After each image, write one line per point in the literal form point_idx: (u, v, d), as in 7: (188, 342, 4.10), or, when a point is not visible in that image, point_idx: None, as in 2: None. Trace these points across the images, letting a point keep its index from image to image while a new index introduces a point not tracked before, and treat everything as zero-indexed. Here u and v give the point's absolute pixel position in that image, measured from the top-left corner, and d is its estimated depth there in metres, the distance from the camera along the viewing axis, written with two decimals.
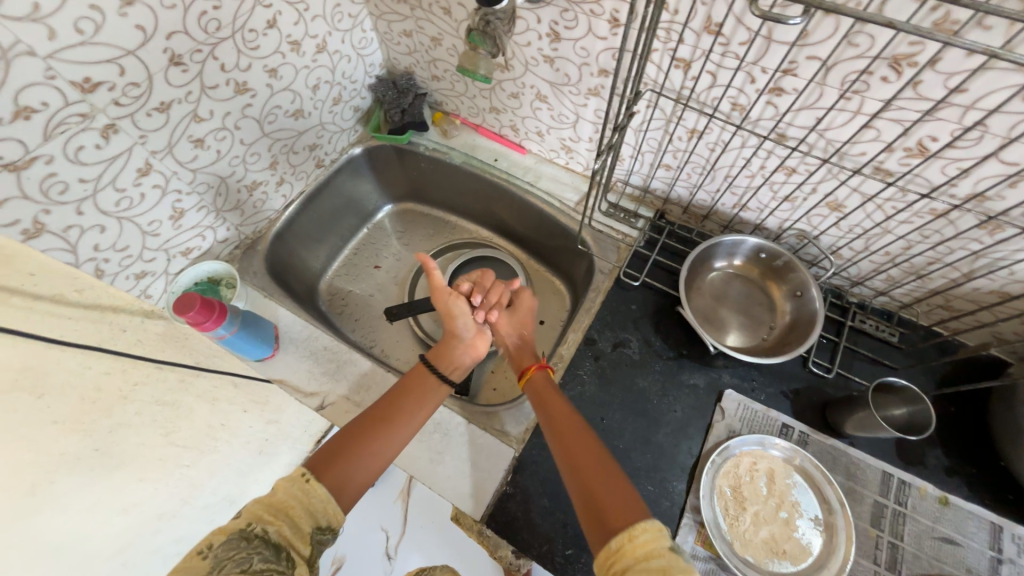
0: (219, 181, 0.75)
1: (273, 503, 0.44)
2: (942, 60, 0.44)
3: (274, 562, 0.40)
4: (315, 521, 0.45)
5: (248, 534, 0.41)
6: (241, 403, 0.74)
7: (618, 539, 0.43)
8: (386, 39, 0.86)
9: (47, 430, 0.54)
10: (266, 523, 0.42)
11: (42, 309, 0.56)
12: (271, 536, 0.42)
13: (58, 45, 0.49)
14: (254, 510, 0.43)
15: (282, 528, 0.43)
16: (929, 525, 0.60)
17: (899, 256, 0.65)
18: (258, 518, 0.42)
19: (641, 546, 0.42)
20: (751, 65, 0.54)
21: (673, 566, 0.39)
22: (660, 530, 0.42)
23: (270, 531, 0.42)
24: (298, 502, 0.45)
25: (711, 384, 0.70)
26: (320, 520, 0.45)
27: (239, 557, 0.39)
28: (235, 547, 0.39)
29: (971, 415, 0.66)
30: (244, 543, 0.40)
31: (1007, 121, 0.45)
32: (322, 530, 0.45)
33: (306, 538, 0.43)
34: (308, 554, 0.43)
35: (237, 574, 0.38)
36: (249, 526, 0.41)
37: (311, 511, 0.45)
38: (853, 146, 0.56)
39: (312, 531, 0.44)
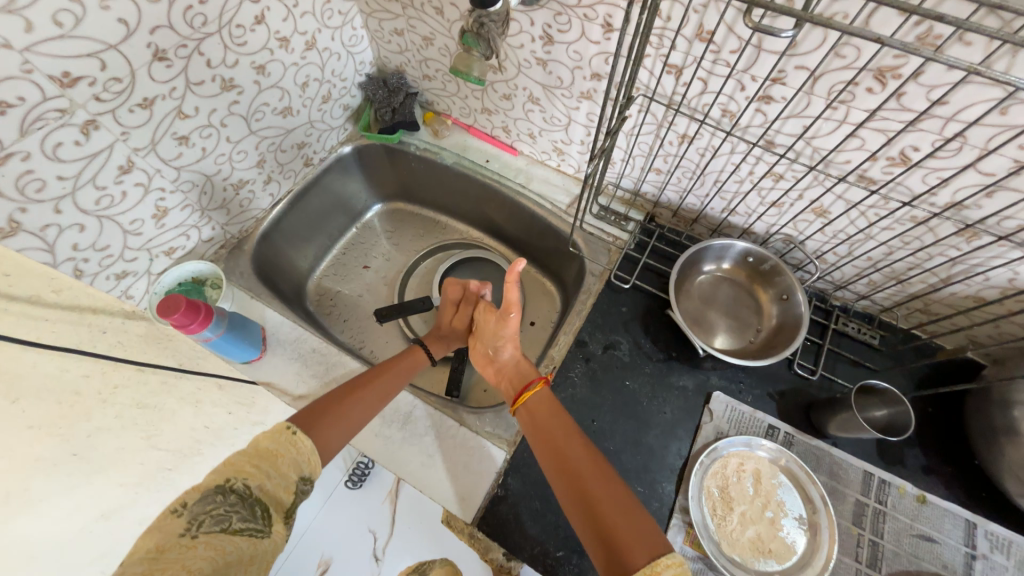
0: (204, 179, 0.73)
1: (257, 454, 0.42)
2: (924, 73, 0.45)
3: (252, 521, 0.38)
4: (299, 470, 0.43)
5: (227, 489, 0.38)
6: (225, 405, 0.67)
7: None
8: (377, 37, 0.85)
9: (27, 438, 0.49)
10: (246, 478, 0.39)
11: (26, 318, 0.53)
12: (252, 491, 0.39)
13: (36, 38, 0.47)
14: (237, 463, 0.40)
15: (264, 481, 0.40)
16: (908, 522, 0.62)
17: (881, 261, 0.67)
18: (237, 472, 0.39)
19: None
20: (741, 73, 0.55)
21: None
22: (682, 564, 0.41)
23: (251, 485, 0.39)
24: (285, 451, 0.43)
25: (699, 386, 0.71)
26: (303, 471, 0.44)
27: (218, 514, 0.36)
28: (212, 502, 0.37)
29: (947, 416, 0.69)
30: (222, 498, 0.37)
31: (985, 133, 0.47)
32: (305, 480, 0.44)
33: (289, 489, 0.42)
34: (289, 503, 0.41)
35: (216, 532, 0.36)
36: (228, 481, 0.39)
37: (295, 461, 0.43)
38: (839, 154, 0.57)
39: (295, 482, 0.42)
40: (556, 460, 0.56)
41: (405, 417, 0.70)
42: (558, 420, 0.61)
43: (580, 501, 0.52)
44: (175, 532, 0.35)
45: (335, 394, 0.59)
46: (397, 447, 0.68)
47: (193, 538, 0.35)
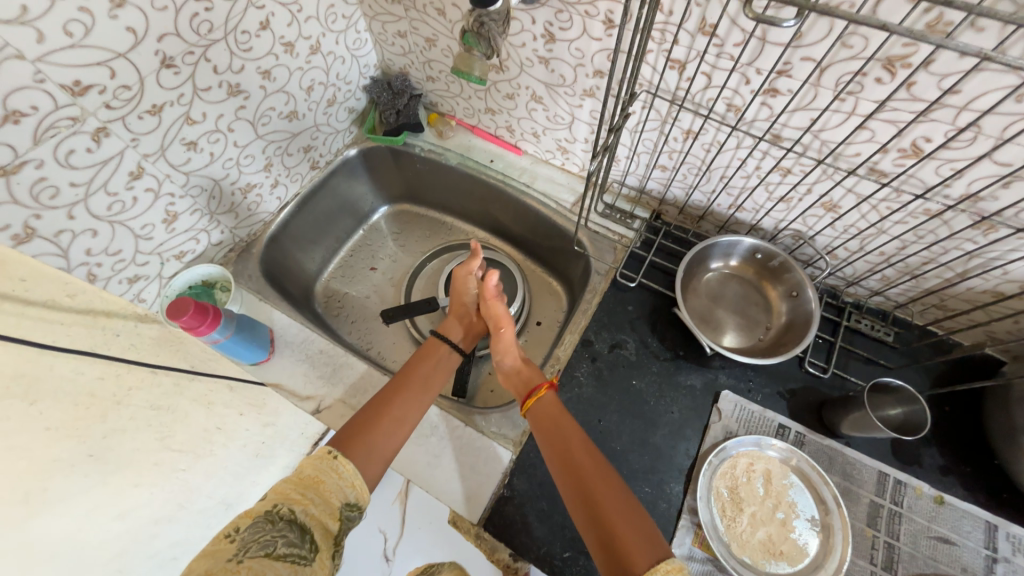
0: (213, 184, 0.74)
1: (302, 482, 0.45)
2: (936, 61, 0.44)
3: (297, 546, 0.39)
4: (343, 496, 0.46)
5: (274, 517, 0.41)
6: (238, 407, 0.70)
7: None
8: (381, 39, 0.85)
9: (42, 439, 0.48)
10: (292, 504, 0.42)
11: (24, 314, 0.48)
12: (298, 516, 0.42)
13: (48, 48, 0.48)
14: (281, 491, 0.43)
15: (310, 506, 0.43)
16: (924, 524, 0.61)
17: (894, 256, 0.66)
18: (283, 499, 0.43)
19: None
20: (745, 66, 0.54)
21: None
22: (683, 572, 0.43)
23: (297, 511, 0.42)
24: (327, 477, 0.46)
25: (708, 384, 0.70)
26: (349, 496, 0.47)
27: (265, 539, 0.38)
28: (261, 530, 0.39)
29: (965, 415, 0.67)
30: (270, 525, 0.40)
31: (1000, 121, 0.45)
32: (350, 506, 0.47)
33: (334, 515, 0.44)
34: (335, 529, 0.43)
35: (261, 556, 0.37)
36: (275, 507, 0.41)
37: (340, 487, 0.47)
38: (847, 147, 0.56)
39: (339, 507, 0.45)
40: (561, 458, 0.57)
41: None
42: (568, 420, 0.61)
43: (585, 500, 0.53)
44: (224, 558, 0.36)
45: (353, 424, 0.59)
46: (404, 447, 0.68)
47: (238, 562, 0.36)
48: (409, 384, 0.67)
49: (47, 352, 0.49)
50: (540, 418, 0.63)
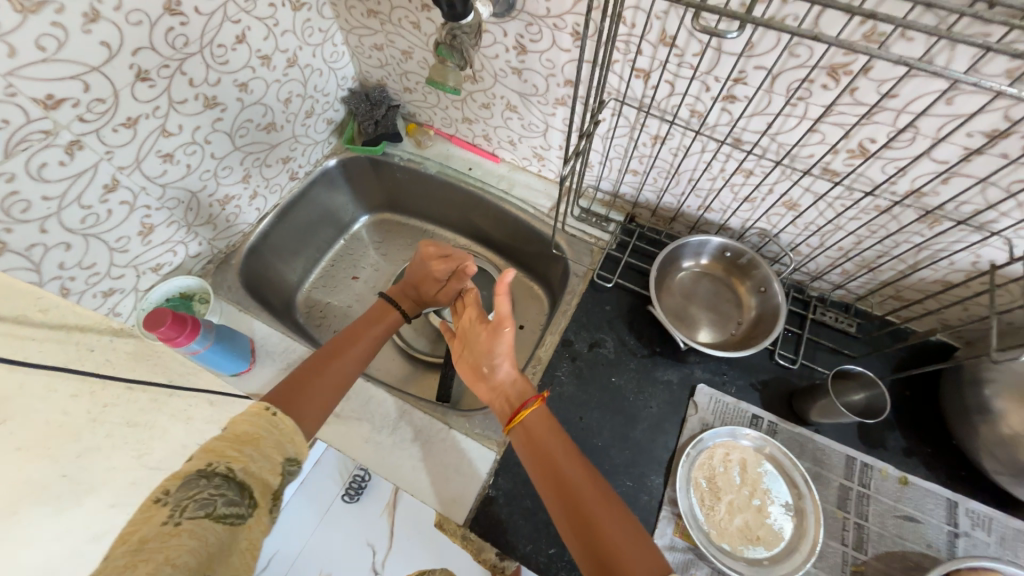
0: (190, 196, 0.74)
1: (238, 439, 0.42)
2: (873, 68, 0.47)
3: (238, 504, 0.38)
4: (283, 451, 0.44)
5: (210, 473, 0.38)
6: (220, 421, 0.66)
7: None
8: (358, 52, 0.87)
9: (15, 459, 0.50)
10: (229, 461, 0.40)
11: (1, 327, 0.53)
12: (236, 473, 0.40)
13: (19, 63, 0.49)
14: (216, 447, 0.40)
15: (248, 464, 0.41)
16: (891, 504, 0.64)
17: (851, 250, 0.69)
18: (219, 457, 0.40)
19: None
20: (704, 74, 0.57)
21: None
22: None
23: (234, 469, 0.40)
24: (266, 434, 0.43)
25: (684, 379, 0.73)
26: (288, 452, 0.44)
27: (201, 498, 0.37)
28: (194, 487, 0.37)
29: (924, 399, 0.71)
30: (205, 481, 0.38)
31: (935, 122, 0.49)
32: (291, 461, 0.44)
33: (276, 471, 0.42)
34: (276, 484, 0.42)
35: (200, 517, 0.36)
36: (211, 464, 0.39)
37: (279, 441, 0.44)
38: (802, 149, 0.59)
39: (281, 462, 0.43)
40: (549, 474, 0.55)
41: (394, 422, 0.71)
42: (555, 431, 0.59)
43: (576, 515, 0.52)
44: (159, 521, 0.35)
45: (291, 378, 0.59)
46: (390, 452, 0.69)
47: (176, 525, 0.35)
48: (346, 346, 0.66)
49: (48, 373, 0.54)
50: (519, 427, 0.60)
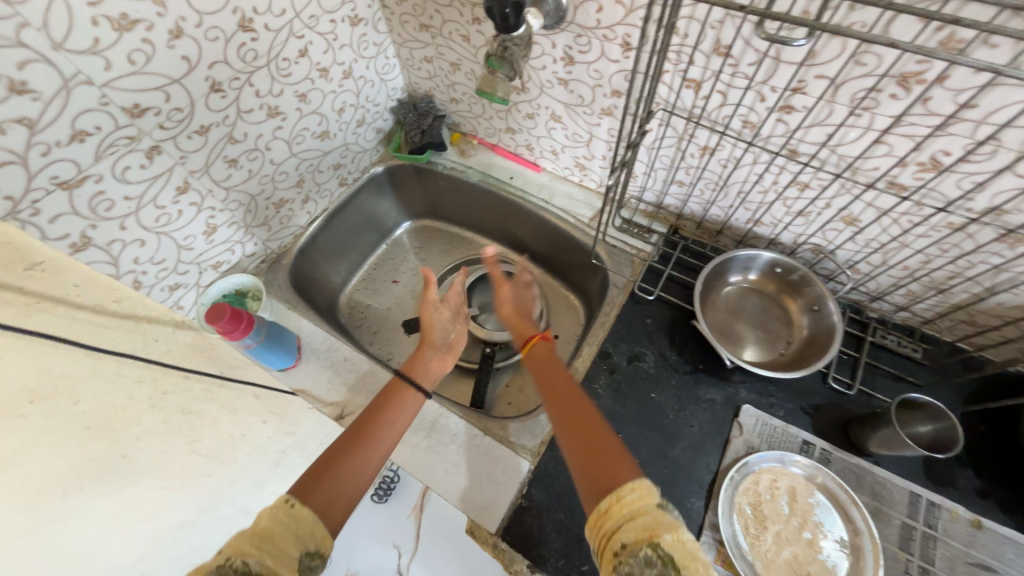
0: (249, 199, 0.79)
1: (258, 534, 0.40)
2: (950, 77, 0.45)
3: None
4: (303, 546, 0.42)
5: (227, 569, 0.37)
6: (261, 414, 0.72)
7: (606, 500, 0.42)
8: (408, 65, 0.90)
9: (80, 439, 0.46)
10: (246, 555, 0.38)
11: (75, 318, 0.48)
12: (253, 567, 0.37)
13: (114, 75, 0.53)
14: (234, 543, 0.39)
15: (265, 558, 0.39)
16: (962, 549, 0.58)
17: (918, 270, 0.65)
18: (237, 551, 0.38)
19: (628, 504, 0.41)
20: (760, 84, 0.55)
21: (660, 521, 0.39)
22: (647, 488, 0.42)
23: (252, 563, 0.38)
24: (283, 529, 0.42)
25: (728, 399, 0.70)
26: (309, 545, 0.42)
27: None
28: None
29: (1001, 435, 0.64)
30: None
31: (1021, 134, 0.46)
32: (311, 555, 0.42)
33: (293, 565, 0.40)
34: None
35: None
36: (228, 559, 0.37)
37: (298, 535, 0.42)
38: (865, 161, 0.56)
39: (299, 558, 0.41)
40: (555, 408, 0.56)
41: (431, 426, 0.72)
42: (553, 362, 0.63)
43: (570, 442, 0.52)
44: None
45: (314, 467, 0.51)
46: (425, 454, 0.70)
47: None
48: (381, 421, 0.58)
49: (105, 358, 0.50)
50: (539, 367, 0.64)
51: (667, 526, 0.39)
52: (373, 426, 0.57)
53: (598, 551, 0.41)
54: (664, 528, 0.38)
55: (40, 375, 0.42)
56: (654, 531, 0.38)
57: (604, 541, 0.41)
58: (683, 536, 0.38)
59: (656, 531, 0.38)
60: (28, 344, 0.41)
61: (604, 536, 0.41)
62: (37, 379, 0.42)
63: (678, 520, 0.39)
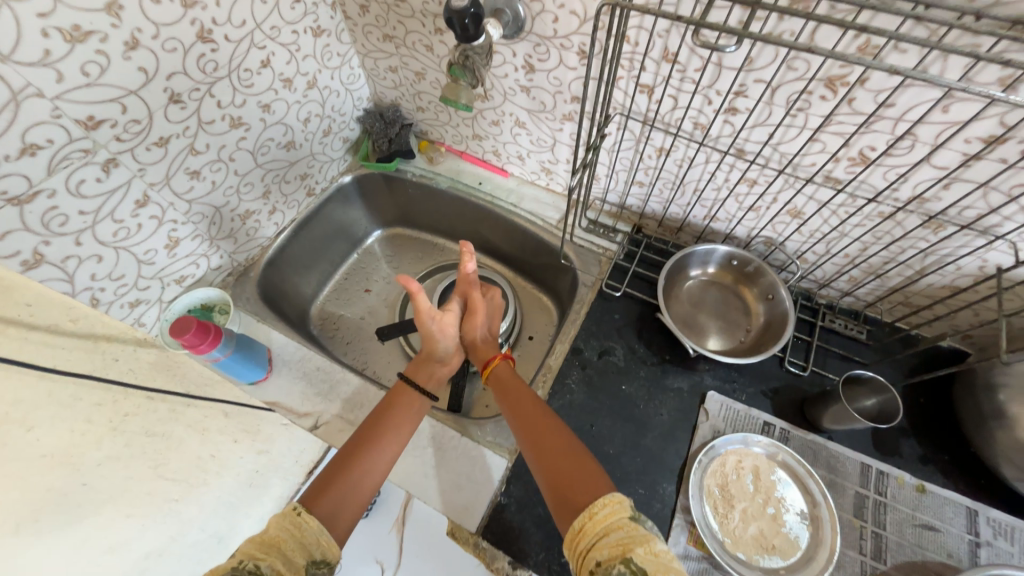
0: (214, 211, 0.78)
1: (266, 541, 0.43)
2: (869, 79, 0.49)
3: None
4: (309, 554, 0.44)
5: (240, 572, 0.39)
6: (231, 433, 0.71)
7: (580, 519, 0.46)
8: (373, 74, 0.91)
9: (37, 468, 0.46)
10: (257, 560, 0.41)
11: (28, 337, 0.46)
12: (263, 570, 0.40)
13: (65, 87, 0.52)
14: (247, 549, 0.42)
15: (275, 562, 0.41)
16: (909, 513, 0.63)
17: (857, 257, 0.70)
18: (249, 555, 0.41)
19: (601, 521, 0.45)
20: (706, 89, 0.60)
21: (633, 534, 0.43)
22: (619, 502, 0.45)
23: (262, 566, 0.40)
24: (289, 537, 0.44)
25: (694, 387, 0.73)
26: (314, 554, 0.44)
27: None
28: None
29: (939, 406, 0.70)
30: None
31: (932, 130, 0.51)
32: (317, 563, 0.44)
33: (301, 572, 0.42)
34: None
35: None
36: (241, 562, 0.40)
37: (304, 544, 0.45)
38: (803, 158, 0.61)
39: (305, 565, 0.43)
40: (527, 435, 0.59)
41: None
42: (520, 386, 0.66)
43: (544, 467, 0.55)
44: None
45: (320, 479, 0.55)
46: (407, 461, 0.70)
47: None
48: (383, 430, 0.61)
49: (70, 380, 0.50)
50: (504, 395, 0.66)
51: (639, 538, 0.42)
52: (378, 432, 0.61)
53: (577, 569, 0.44)
54: (636, 541, 0.42)
55: (11, 406, 0.44)
56: (627, 544, 0.42)
57: (582, 559, 0.44)
58: (654, 548, 0.41)
59: (629, 545, 0.41)
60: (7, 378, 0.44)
61: (581, 554, 0.44)
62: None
63: (649, 533, 0.42)
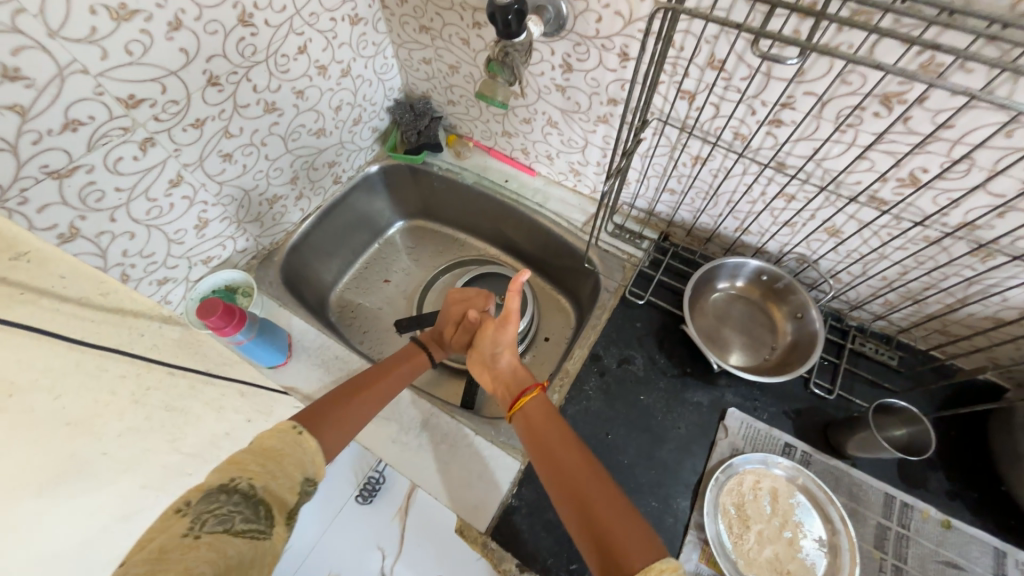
0: (242, 194, 0.78)
1: (263, 454, 0.41)
2: (929, 98, 0.47)
3: (254, 522, 0.36)
4: (303, 470, 0.43)
5: (230, 488, 0.37)
6: (247, 413, 0.65)
7: None
8: (406, 65, 0.91)
9: (60, 435, 0.41)
10: (250, 478, 0.39)
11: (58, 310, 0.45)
12: (256, 490, 0.38)
13: (109, 65, 0.53)
14: (241, 461, 0.40)
15: (269, 479, 0.40)
16: (933, 548, 0.61)
17: (895, 281, 0.68)
18: (243, 470, 0.39)
19: None
20: (751, 98, 0.58)
21: None
22: (677, 567, 0.38)
23: (256, 484, 0.39)
24: (290, 451, 0.43)
25: (714, 402, 0.71)
26: (309, 471, 0.43)
27: (222, 512, 0.35)
28: (214, 501, 0.35)
29: (971, 440, 0.68)
30: (223, 495, 0.36)
31: (992, 155, 0.48)
32: (309, 481, 0.43)
33: (293, 490, 0.41)
34: (292, 504, 0.40)
35: (219, 532, 0.34)
36: (233, 479, 0.38)
37: (301, 460, 0.43)
38: (849, 175, 0.59)
39: (299, 482, 0.42)
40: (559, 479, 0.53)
41: (422, 424, 0.72)
42: (554, 419, 0.60)
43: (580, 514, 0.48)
44: (178, 534, 0.33)
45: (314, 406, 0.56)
46: (418, 454, 0.70)
47: (195, 538, 0.33)
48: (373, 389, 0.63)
49: (97, 354, 0.47)
50: (533, 436, 0.59)
51: None
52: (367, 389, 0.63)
53: None
54: None
55: (39, 373, 0.41)
56: None
57: None
58: None
59: None
60: (46, 344, 0.42)
61: None
62: (17, 370, 0.39)
63: None
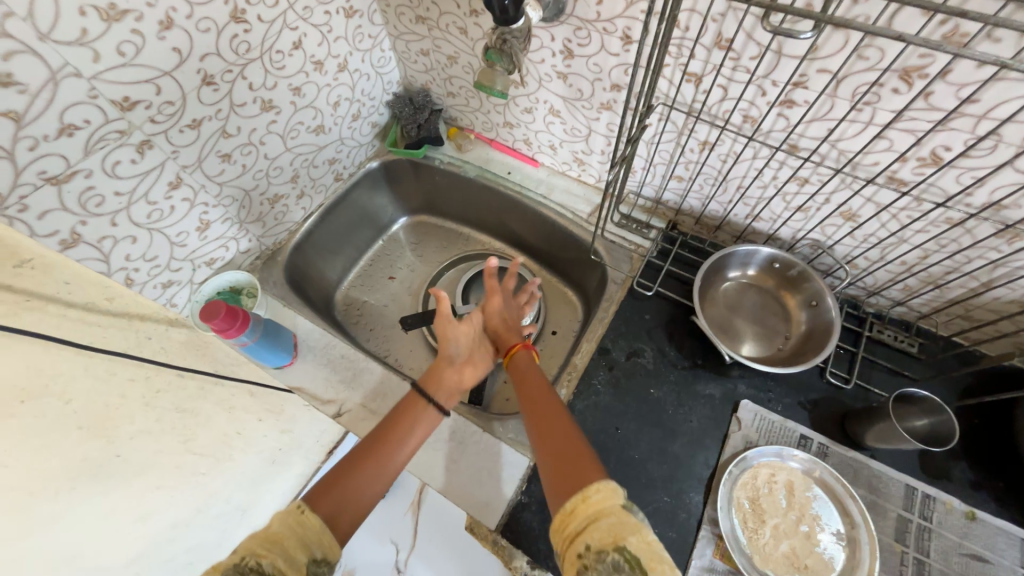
0: (243, 194, 0.78)
1: (268, 538, 0.40)
2: (953, 71, 0.44)
3: None
4: (309, 552, 0.41)
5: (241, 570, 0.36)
6: (257, 412, 0.72)
7: (571, 501, 0.42)
8: (404, 58, 0.89)
9: (73, 437, 0.48)
10: (258, 556, 0.38)
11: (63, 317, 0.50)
12: (264, 568, 0.37)
13: (102, 67, 0.52)
14: (247, 545, 0.39)
15: (275, 559, 0.38)
16: (956, 540, 0.59)
17: (915, 265, 0.65)
18: (249, 552, 0.38)
19: (593, 506, 0.41)
20: (761, 78, 0.55)
21: (625, 522, 0.39)
22: (613, 490, 0.41)
23: (263, 564, 0.37)
24: (291, 533, 0.41)
25: (727, 394, 0.70)
26: (315, 553, 0.41)
27: None
28: None
29: (995, 428, 0.65)
30: None
31: (1020, 130, 0.46)
32: (317, 563, 0.41)
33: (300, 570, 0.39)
34: None
35: None
36: (242, 560, 0.37)
37: (305, 542, 0.41)
38: (866, 156, 0.56)
39: (306, 562, 0.40)
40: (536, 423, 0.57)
41: None
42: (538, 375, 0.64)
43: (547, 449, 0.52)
44: None
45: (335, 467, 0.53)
46: (428, 451, 0.69)
47: None
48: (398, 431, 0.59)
49: (99, 360, 0.52)
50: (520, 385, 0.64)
51: (632, 528, 0.38)
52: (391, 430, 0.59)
53: (563, 553, 0.40)
54: (627, 530, 0.38)
55: (43, 378, 0.46)
56: (619, 533, 0.38)
57: (569, 543, 0.40)
58: (647, 537, 0.38)
59: (621, 534, 0.38)
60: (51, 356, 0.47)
61: (568, 537, 0.41)
62: (25, 379, 0.44)
63: (643, 523, 0.39)
